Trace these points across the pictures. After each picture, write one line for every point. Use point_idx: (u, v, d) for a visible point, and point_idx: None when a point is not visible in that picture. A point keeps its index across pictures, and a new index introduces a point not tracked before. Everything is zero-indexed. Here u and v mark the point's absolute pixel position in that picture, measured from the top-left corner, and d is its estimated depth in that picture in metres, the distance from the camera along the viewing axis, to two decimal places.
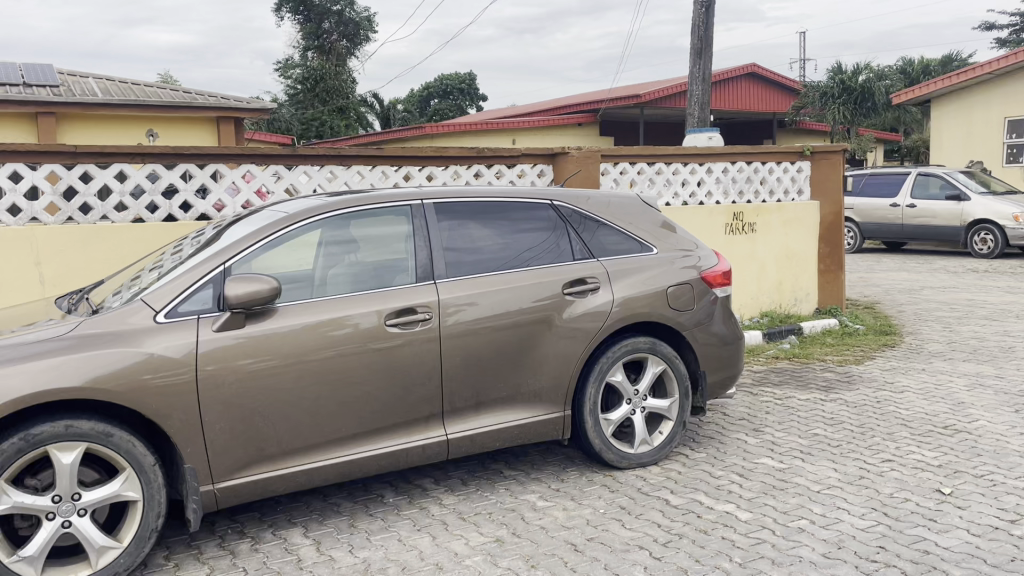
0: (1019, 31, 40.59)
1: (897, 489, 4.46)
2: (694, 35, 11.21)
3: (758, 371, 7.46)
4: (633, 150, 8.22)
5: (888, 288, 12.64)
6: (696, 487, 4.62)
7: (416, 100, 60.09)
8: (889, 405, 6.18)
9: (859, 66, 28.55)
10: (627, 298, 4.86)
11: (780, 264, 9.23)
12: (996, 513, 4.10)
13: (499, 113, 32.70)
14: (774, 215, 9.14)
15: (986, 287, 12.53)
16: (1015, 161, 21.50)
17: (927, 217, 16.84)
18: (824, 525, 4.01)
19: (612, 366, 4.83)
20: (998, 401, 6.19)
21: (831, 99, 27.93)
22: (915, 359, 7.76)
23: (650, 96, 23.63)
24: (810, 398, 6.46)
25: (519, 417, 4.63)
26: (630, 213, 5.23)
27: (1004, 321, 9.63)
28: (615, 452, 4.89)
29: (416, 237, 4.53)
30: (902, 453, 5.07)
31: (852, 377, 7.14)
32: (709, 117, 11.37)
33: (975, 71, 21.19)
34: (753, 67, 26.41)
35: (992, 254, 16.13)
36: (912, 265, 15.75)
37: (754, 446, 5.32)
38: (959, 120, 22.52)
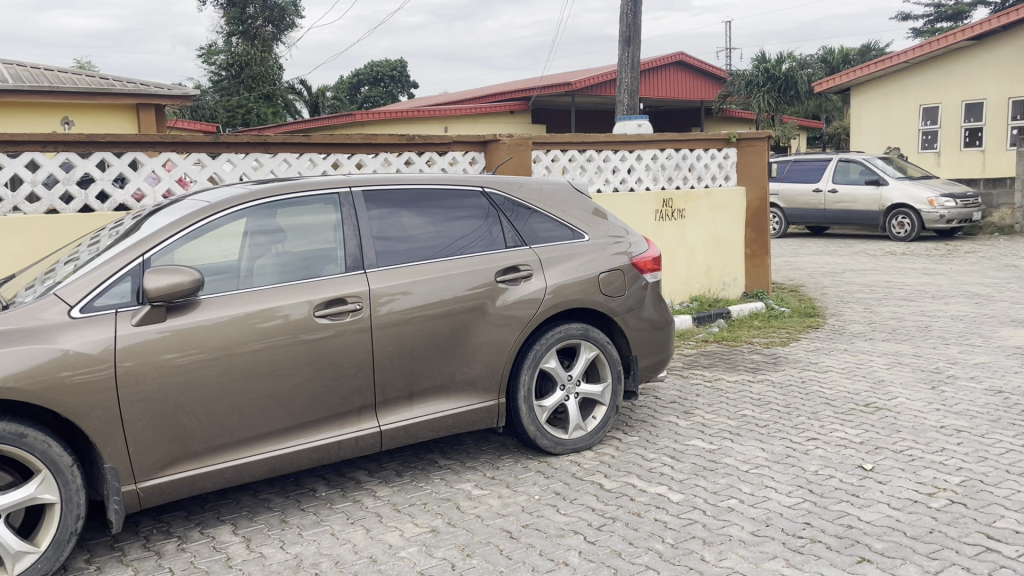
0: (932, 21, 42.32)
1: (822, 467, 4.60)
2: (622, 23, 11.29)
3: (689, 355, 7.59)
4: (565, 137, 8.24)
5: (811, 271, 13.01)
6: (629, 470, 4.68)
7: (345, 86, 59.01)
8: (813, 384, 6.38)
9: (782, 55, 29.40)
10: (560, 285, 4.87)
11: (708, 249, 9.40)
12: (915, 487, 4.26)
13: (430, 100, 32.41)
14: (703, 201, 9.29)
15: (903, 269, 13.01)
16: (930, 147, 22.37)
17: (848, 202, 17.42)
18: (753, 504, 4.10)
19: (545, 352, 4.83)
20: (916, 378, 6.44)
21: (756, 87, 28.89)
22: (838, 340, 8.01)
23: (581, 84, 23.78)
24: (738, 380, 6.62)
25: (452, 406, 4.60)
26: (562, 199, 5.24)
27: (921, 301, 10.03)
28: (549, 437, 4.91)
29: (345, 226, 4.45)
30: (825, 431, 5.22)
31: (778, 359, 7.32)
32: (638, 104, 11.39)
33: (892, 61, 22.01)
34: (681, 56, 26.78)
35: (909, 237, 16.79)
36: (834, 248, 16.28)
37: (685, 429, 5.41)
38: (877, 104, 23.30)
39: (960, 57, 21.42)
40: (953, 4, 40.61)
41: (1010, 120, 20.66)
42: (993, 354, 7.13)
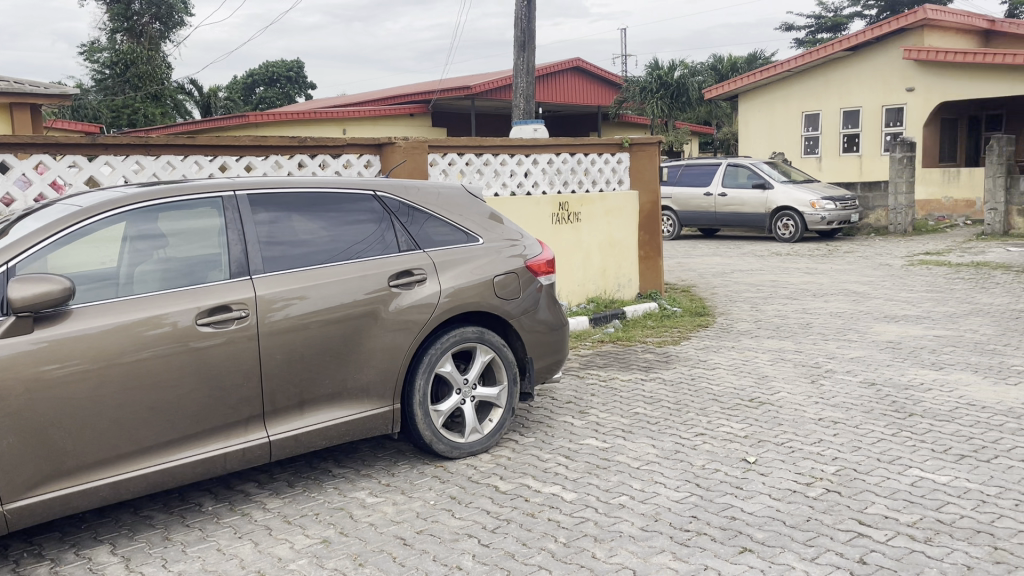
0: (813, 32, 44.45)
1: (708, 461, 4.76)
2: (516, 28, 11.40)
3: (585, 355, 7.71)
4: (461, 141, 8.25)
5: (702, 272, 13.46)
6: (524, 471, 4.71)
7: (239, 87, 57.30)
8: (702, 381, 6.59)
9: (674, 63, 29.97)
10: (454, 289, 4.86)
11: (603, 251, 9.59)
12: (794, 477, 4.46)
13: (328, 102, 31.86)
14: (598, 205, 9.46)
15: (788, 269, 13.62)
16: (812, 152, 23.53)
17: (737, 205, 18.10)
18: (643, 500, 4.20)
19: (441, 356, 4.81)
20: (796, 373, 6.75)
21: (649, 94, 29.25)
22: (726, 338, 8.31)
23: (480, 88, 23.86)
24: (631, 378, 6.78)
25: (346, 413, 4.53)
26: (456, 203, 5.24)
27: (803, 299, 10.52)
28: (446, 442, 4.88)
29: (230, 231, 4.31)
30: (713, 426, 5.40)
31: (669, 357, 7.53)
32: (533, 109, 11.51)
33: (776, 69, 23.09)
34: (578, 62, 27.58)
35: (794, 238, 17.61)
36: (724, 250, 16.88)
37: (580, 428, 5.50)
38: (762, 111, 24.33)
39: (838, 67, 22.59)
40: (832, 17, 42.79)
41: (884, 127, 21.94)
42: (867, 349, 7.54)
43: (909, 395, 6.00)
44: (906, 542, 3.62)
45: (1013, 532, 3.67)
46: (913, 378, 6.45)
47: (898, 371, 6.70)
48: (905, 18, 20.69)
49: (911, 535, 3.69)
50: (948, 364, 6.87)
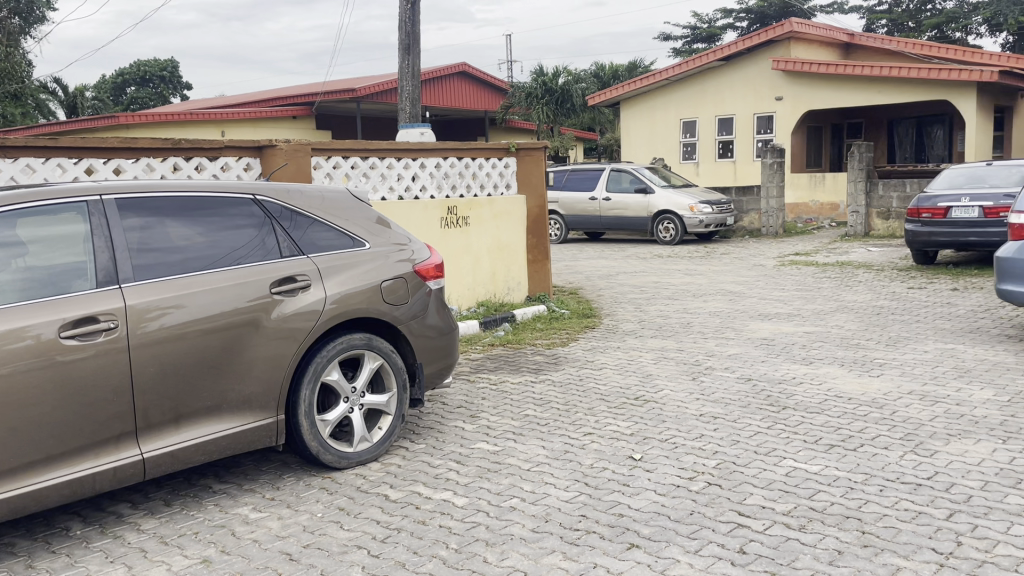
0: (690, 42, 46.15)
1: (597, 460, 4.84)
2: (400, 31, 11.29)
3: (475, 359, 7.71)
4: (346, 144, 8.08)
5: (589, 275, 13.72)
6: (415, 478, 4.66)
7: (107, 86, 54.33)
8: (590, 382, 6.70)
9: (558, 69, 30.48)
10: (340, 295, 4.76)
11: (492, 255, 9.62)
12: (678, 472, 4.59)
13: (206, 104, 30.63)
14: (485, 209, 9.49)
15: (669, 271, 14.07)
16: (690, 158, 24.44)
17: (620, 209, 18.59)
18: (534, 502, 4.23)
19: (327, 364, 4.69)
20: (679, 371, 6.97)
21: (535, 99, 29.26)
22: (612, 338, 8.50)
23: (365, 91, 23.55)
24: (521, 381, 6.82)
25: (226, 426, 4.35)
26: (342, 208, 5.13)
27: (684, 299, 10.90)
28: (333, 452, 4.77)
29: (96, 237, 4.07)
30: (601, 425, 5.51)
31: (558, 359, 7.63)
32: (419, 112, 11.43)
33: (656, 77, 23.89)
34: (464, 67, 27.72)
35: (674, 241, 18.12)
36: (610, 253, 17.27)
37: (470, 432, 5.49)
38: (643, 118, 25.07)
39: (713, 76, 23.54)
40: (706, 28, 44.57)
41: (756, 134, 23.00)
42: (744, 346, 7.88)
43: (782, 389, 6.30)
44: (782, 531, 3.79)
45: (878, 516, 3.90)
46: (786, 373, 6.77)
47: (773, 366, 7.02)
48: (773, 30, 21.79)
49: (786, 523, 3.87)
50: (817, 358, 7.25)
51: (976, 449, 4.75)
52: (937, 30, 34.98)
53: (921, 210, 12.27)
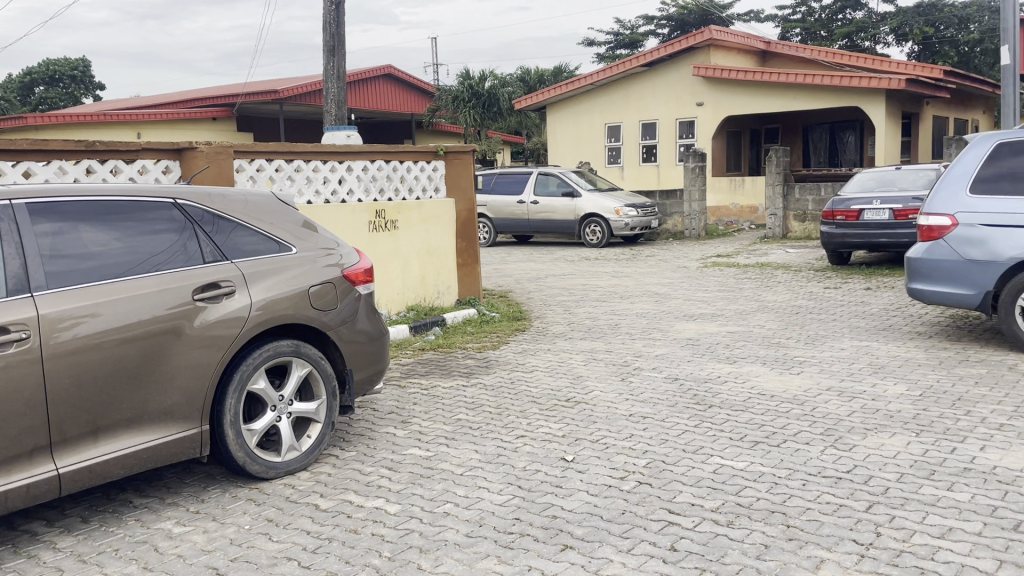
0: (614, 48, 46.81)
1: (529, 462, 4.85)
2: (324, 32, 11.13)
3: (406, 364, 7.64)
4: (270, 146, 7.91)
5: (518, 278, 13.78)
6: (345, 487, 4.59)
7: (13, 86, 51.92)
8: (521, 385, 6.72)
9: (485, 73, 30.42)
10: (266, 301, 4.65)
11: (421, 258, 9.56)
12: (609, 472, 4.65)
13: (121, 105, 29.57)
14: (414, 212, 9.43)
15: (597, 273, 14.25)
16: (615, 162, 24.82)
17: (548, 212, 18.74)
18: (467, 506, 4.21)
19: (254, 372, 4.57)
20: (608, 372, 7.06)
21: (461, 103, 29.17)
22: (542, 341, 8.55)
23: (289, 93, 23.14)
24: (453, 385, 6.79)
25: (147, 438, 4.20)
26: (267, 212, 5.02)
27: (612, 301, 11.05)
28: (261, 462, 4.65)
29: (4, 243, 3.88)
30: (533, 428, 5.53)
31: (489, 362, 7.63)
32: (344, 115, 11.28)
33: (580, 82, 24.21)
34: (390, 69, 27.46)
35: (601, 243, 18.36)
36: (538, 256, 17.38)
37: (401, 438, 5.44)
38: (569, 123, 25.34)
39: (636, 82, 23.96)
40: (629, 34, 45.30)
41: (678, 139, 23.50)
42: (671, 346, 8.03)
43: (708, 388, 6.44)
44: (711, 527, 3.87)
45: (801, 510, 4.02)
46: (711, 372, 6.93)
47: (699, 366, 7.17)
48: (693, 37, 22.32)
49: (715, 520, 3.96)
50: (741, 357, 7.44)
51: (892, 442, 4.95)
52: (848, 39, 36.34)
53: (835, 212, 12.72)
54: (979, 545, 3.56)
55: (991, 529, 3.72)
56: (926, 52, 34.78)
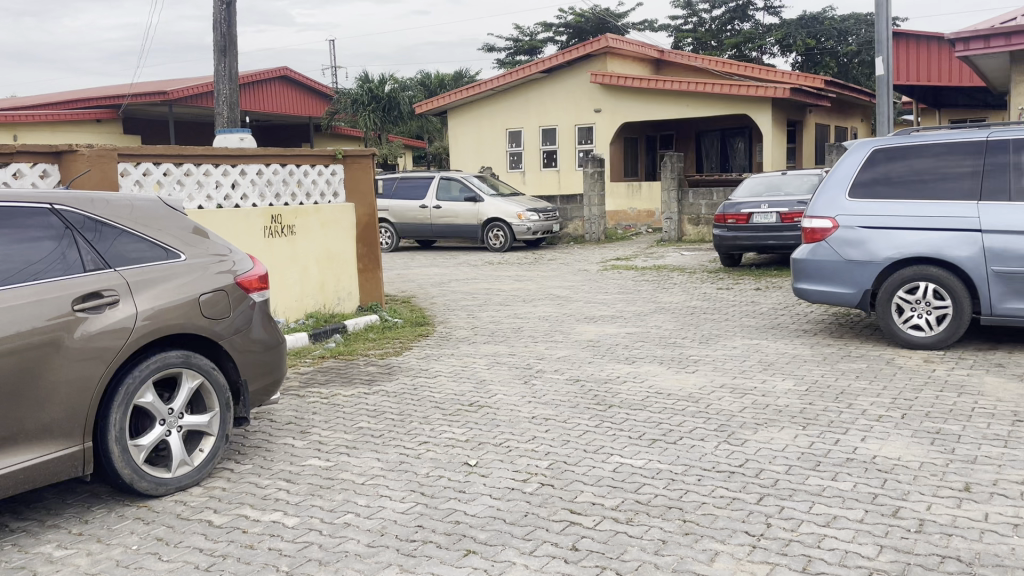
0: (513, 53, 47.18)
1: (433, 468, 4.82)
2: (215, 32, 10.78)
3: (305, 373, 7.46)
4: (157, 149, 7.59)
5: (422, 283, 13.69)
6: (241, 501, 4.44)
7: None
8: (424, 390, 6.67)
9: (385, 75, 30.52)
10: (153, 311, 4.45)
11: (320, 264, 9.36)
12: (512, 475, 4.66)
13: None
14: (312, 217, 9.23)
15: (500, 277, 14.30)
16: (517, 166, 25.05)
17: (451, 217, 18.71)
18: (369, 516, 4.14)
19: (140, 386, 4.36)
20: (511, 375, 7.09)
21: (361, 106, 29.63)
22: (445, 346, 8.51)
23: (178, 95, 22.28)
24: (354, 393, 6.68)
25: (23, 458, 3.96)
26: (154, 217, 4.81)
27: (515, 305, 11.10)
28: (149, 479, 4.44)
29: None
30: (435, 433, 5.49)
31: (391, 369, 7.54)
32: (237, 117, 10.94)
33: (481, 87, 24.36)
34: (286, 71, 26.81)
35: (504, 247, 18.43)
36: (441, 260, 17.32)
37: (300, 449, 5.30)
38: (471, 127, 25.42)
39: (535, 88, 24.23)
40: (528, 41, 45.76)
41: (578, 144, 23.90)
42: (573, 348, 8.14)
43: (608, 388, 6.56)
44: (611, 525, 3.94)
45: (697, 504, 4.14)
46: (611, 373, 7.05)
47: (599, 367, 7.29)
48: (590, 45, 22.76)
49: (615, 517, 4.03)
50: (639, 357, 7.61)
51: (781, 436, 5.16)
52: (737, 49, 37.80)
53: (727, 216, 13.18)
54: (861, 532, 3.75)
55: (872, 515, 3.92)
56: (809, 63, 36.53)
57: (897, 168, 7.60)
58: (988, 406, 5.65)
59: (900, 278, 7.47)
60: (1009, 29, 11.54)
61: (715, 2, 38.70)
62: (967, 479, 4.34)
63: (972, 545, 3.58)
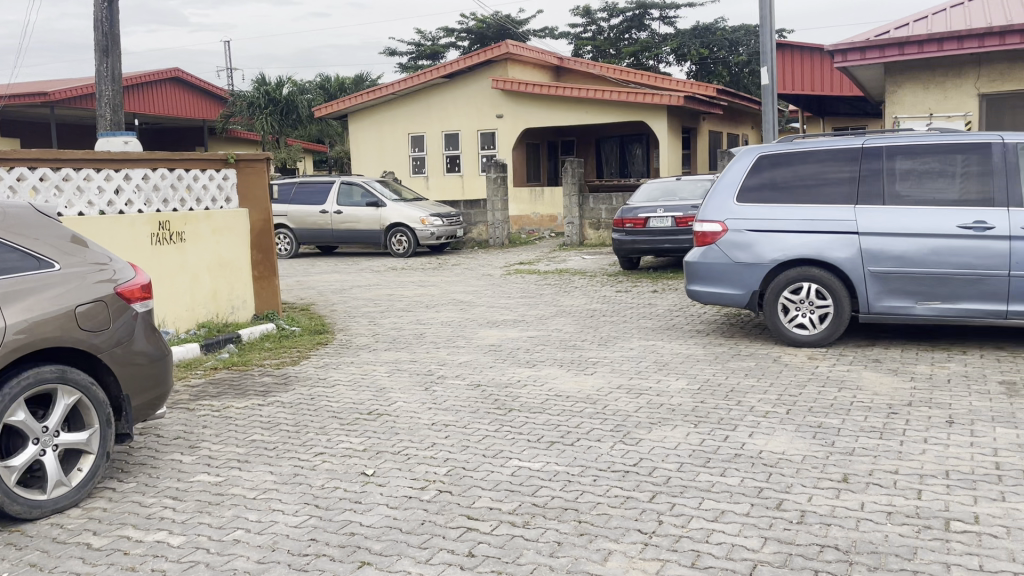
0: (415, 58, 46.96)
1: (328, 480, 4.72)
2: (96, 31, 10.28)
3: (196, 385, 7.19)
4: (32, 153, 7.18)
5: (321, 290, 13.42)
6: (123, 521, 4.23)
7: None
8: (321, 400, 6.53)
9: (282, 78, 29.75)
10: (24, 323, 4.22)
11: (212, 272, 9.06)
12: (410, 483, 4.62)
13: None
14: (203, 223, 8.92)
15: (403, 283, 14.18)
16: (419, 171, 24.93)
17: (352, 222, 18.44)
18: (259, 531, 4.02)
19: (10, 404, 4.12)
20: (411, 382, 7.02)
21: (258, 109, 28.91)
22: (345, 354, 8.37)
23: (59, 96, 21.13)
24: (248, 405, 6.48)
25: None
26: (27, 226, 4.56)
27: (417, 311, 11.03)
28: (22, 502, 4.19)
29: None
30: (332, 444, 5.39)
31: (287, 378, 7.35)
32: (122, 120, 10.47)
33: (381, 91, 24.10)
34: (176, 72, 25.85)
35: (407, 253, 18.29)
36: (342, 267, 17.04)
37: (189, 464, 5.10)
38: (373, 132, 25.16)
39: (437, 93, 24.15)
40: (429, 46, 45.58)
41: (480, 149, 23.97)
42: (474, 353, 8.14)
43: (508, 392, 6.58)
44: (507, 529, 3.95)
45: (592, 505, 4.20)
46: (512, 377, 7.08)
47: (500, 371, 7.31)
48: (490, 50, 22.84)
49: (511, 522, 4.04)
50: (540, 361, 7.67)
51: (673, 434, 5.30)
52: (634, 58, 38.78)
53: (625, 220, 13.47)
54: (746, 525, 3.88)
55: (757, 509, 4.07)
56: (703, 72, 37.78)
57: (781, 174, 7.93)
58: (865, 399, 5.95)
59: (785, 279, 7.80)
60: (882, 42, 12.26)
61: (612, 11, 39.55)
62: (845, 471, 4.56)
63: (849, 534, 3.76)
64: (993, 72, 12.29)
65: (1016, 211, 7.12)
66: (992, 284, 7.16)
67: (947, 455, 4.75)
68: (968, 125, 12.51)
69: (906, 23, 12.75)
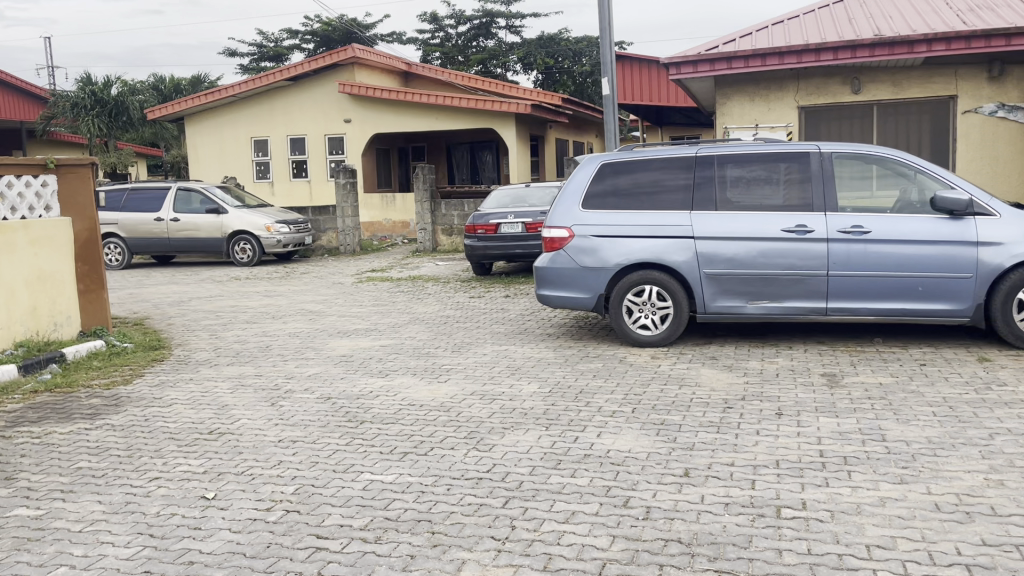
0: (258, 60, 45.31)
1: (164, 506, 4.43)
2: None
3: (13, 411, 6.57)
4: None
5: (157, 303, 12.65)
6: None
7: None
8: (156, 421, 6.13)
9: (111, 80, 27.88)
10: None
11: (31, 286, 8.33)
12: (254, 505, 4.41)
13: None
14: (18, 233, 8.18)
15: (247, 293, 13.61)
16: (264, 177, 24.06)
17: (191, 230, 17.53)
18: (86, 567, 3.71)
19: None
20: (256, 398, 6.73)
21: (83, 110, 26.20)
22: (184, 370, 7.91)
23: None
24: (73, 430, 5.99)
25: None
26: None
27: (262, 322, 10.60)
28: None
29: None
30: (169, 467, 5.07)
31: (119, 400, 6.85)
32: None
33: (221, 93, 23.08)
34: None
35: (252, 262, 17.57)
36: (181, 277, 16.16)
37: (4, 499, 4.64)
38: (213, 135, 24.07)
39: (282, 96, 23.40)
40: (273, 47, 44.11)
41: (328, 155, 23.41)
42: (323, 365, 7.92)
43: (359, 404, 6.43)
44: (359, 546, 3.84)
45: (446, 515, 4.17)
46: (363, 388, 6.93)
47: (351, 382, 7.14)
48: (336, 54, 22.34)
49: (363, 538, 3.93)
50: (392, 370, 7.57)
51: (526, 438, 5.36)
52: (483, 66, 39.18)
53: (476, 227, 13.55)
54: (596, 524, 3.97)
55: (606, 508, 4.18)
56: (549, 80, 38.63)
57: (623, 181, 8.22)
58: (704, 396, 6.25)
59: (629, 281, 8.07)
60: (712, 56, 13.00)
61: (460, 18, 39.75)
62: (686, 465, 4.76)
63: (690, 527, 3.93)
64: (810, 86, 13.33)
65: (832, 216, 7.71)
66: (813, 283, 7.73)
67: (778, 445, 5.07)
68: (790, 135, 13.48)
69: (733, 38, 13.55)
